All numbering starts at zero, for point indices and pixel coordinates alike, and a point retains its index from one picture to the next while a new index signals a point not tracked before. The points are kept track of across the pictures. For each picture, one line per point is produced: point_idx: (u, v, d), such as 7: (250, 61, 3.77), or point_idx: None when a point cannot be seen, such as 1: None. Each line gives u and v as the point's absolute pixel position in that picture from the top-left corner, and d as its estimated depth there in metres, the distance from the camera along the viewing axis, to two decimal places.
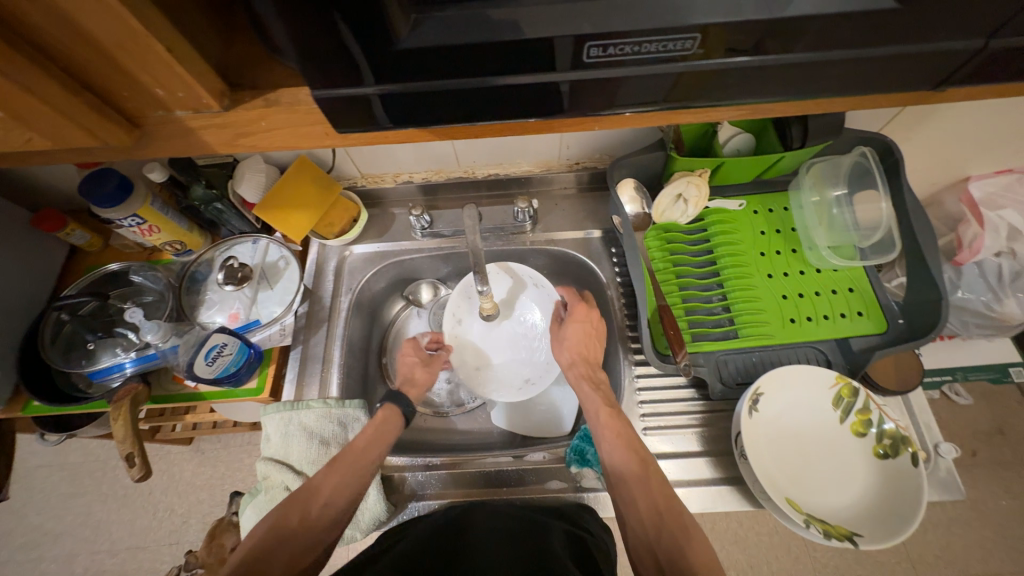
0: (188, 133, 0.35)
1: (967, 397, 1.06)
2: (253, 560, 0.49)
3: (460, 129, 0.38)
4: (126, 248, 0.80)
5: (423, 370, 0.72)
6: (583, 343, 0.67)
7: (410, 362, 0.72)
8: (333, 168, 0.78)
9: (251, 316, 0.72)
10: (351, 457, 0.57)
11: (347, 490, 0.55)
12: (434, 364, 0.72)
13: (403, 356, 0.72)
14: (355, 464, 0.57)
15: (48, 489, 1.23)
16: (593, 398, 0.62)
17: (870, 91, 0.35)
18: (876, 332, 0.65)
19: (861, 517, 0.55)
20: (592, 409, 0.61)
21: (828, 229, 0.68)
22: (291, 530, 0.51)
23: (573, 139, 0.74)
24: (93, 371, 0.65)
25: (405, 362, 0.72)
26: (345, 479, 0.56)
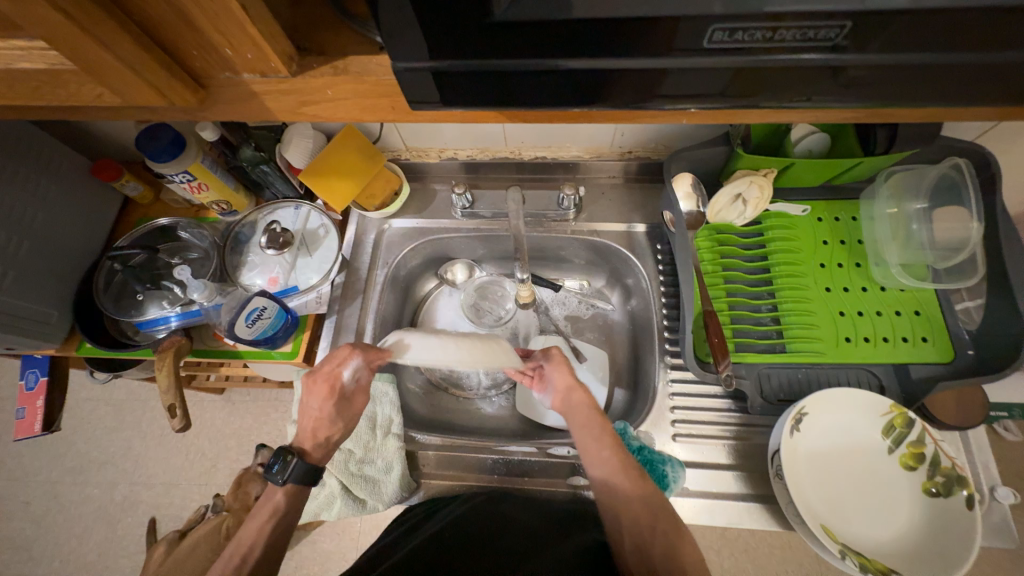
0: (252, 97, 0.34)
1: (1018, 434, 0.99)
2: None
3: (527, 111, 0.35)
4: (176, 203, 0.82)
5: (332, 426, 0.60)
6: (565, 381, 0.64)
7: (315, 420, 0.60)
8: (379, 139, 0.77)
9: (290, 282, 0.73)
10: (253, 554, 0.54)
11: None
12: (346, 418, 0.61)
13: (308, 414, 0.59)
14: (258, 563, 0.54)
15: (94, 421, 1.32)
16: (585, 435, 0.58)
17: (1001, 101, 0.30)
18: (941, 361, 0.60)
19: (901, 554, 0.52)
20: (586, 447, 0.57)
21: (902, 245, 0.63)
22: None
23: (629, 127, 0.69)
24: (142, 320, 0.69)
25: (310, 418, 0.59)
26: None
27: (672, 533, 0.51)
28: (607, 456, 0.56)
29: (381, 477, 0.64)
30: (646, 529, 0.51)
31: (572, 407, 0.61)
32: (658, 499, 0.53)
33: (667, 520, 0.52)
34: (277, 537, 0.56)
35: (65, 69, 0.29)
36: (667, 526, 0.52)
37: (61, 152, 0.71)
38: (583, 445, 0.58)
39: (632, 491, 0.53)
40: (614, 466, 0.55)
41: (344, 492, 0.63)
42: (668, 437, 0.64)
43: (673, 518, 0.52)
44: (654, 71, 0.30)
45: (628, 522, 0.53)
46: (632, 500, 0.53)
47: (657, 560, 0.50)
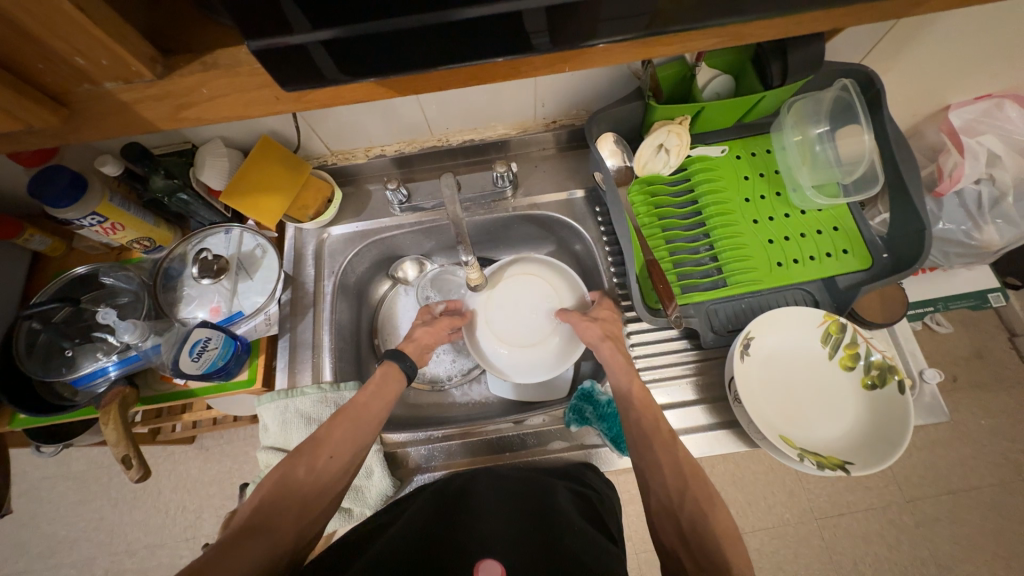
0: (122, 109, 0.33)
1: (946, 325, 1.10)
2: (254, 521, 0.47)
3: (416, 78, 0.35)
4: (92, 249, 0.76)
5: (425, 329, 0.69)
6: (611, 324, 0.66)
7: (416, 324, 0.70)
8: (299, 148, 0.75)
9: (234, 308, 0.70)
10: (361, 408, 0.57)
11: (353, 448, 0.54)
12: (437, 324, 0.69)
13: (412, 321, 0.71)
14: (362, 420, 0.56)
15: (56, 499, 1.23)
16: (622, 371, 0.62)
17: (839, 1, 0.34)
18: (861, 268, 0.65)
19: (851, 446, 0.57)
20: (623, 375, 0.61)
21: (812, 168, 0.67)
22: (297, 483, 0.50)
23: (547, 95, 0.70)
24: (77, 377, 0.64)
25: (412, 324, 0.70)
26: (355, 426, 0.56)
27: (700, 498, 0.51)
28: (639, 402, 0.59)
29: (364, 483, 0.63)
30: (674, 494, 0.51)
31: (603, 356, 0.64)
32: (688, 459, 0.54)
33: (695, 483, 0.52)
34: (378, 405, 0.58)
35: None
36: (693, 486, 0.52)
37: None
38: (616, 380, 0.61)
39: (659, 442, 0.55)
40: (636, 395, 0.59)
41: None
42: None
43: (705, 487, 0.52)
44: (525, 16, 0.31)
45: (650, 462, 0.54)
46: (655, 433, 0.56)
47: (683, 519, 0.50)
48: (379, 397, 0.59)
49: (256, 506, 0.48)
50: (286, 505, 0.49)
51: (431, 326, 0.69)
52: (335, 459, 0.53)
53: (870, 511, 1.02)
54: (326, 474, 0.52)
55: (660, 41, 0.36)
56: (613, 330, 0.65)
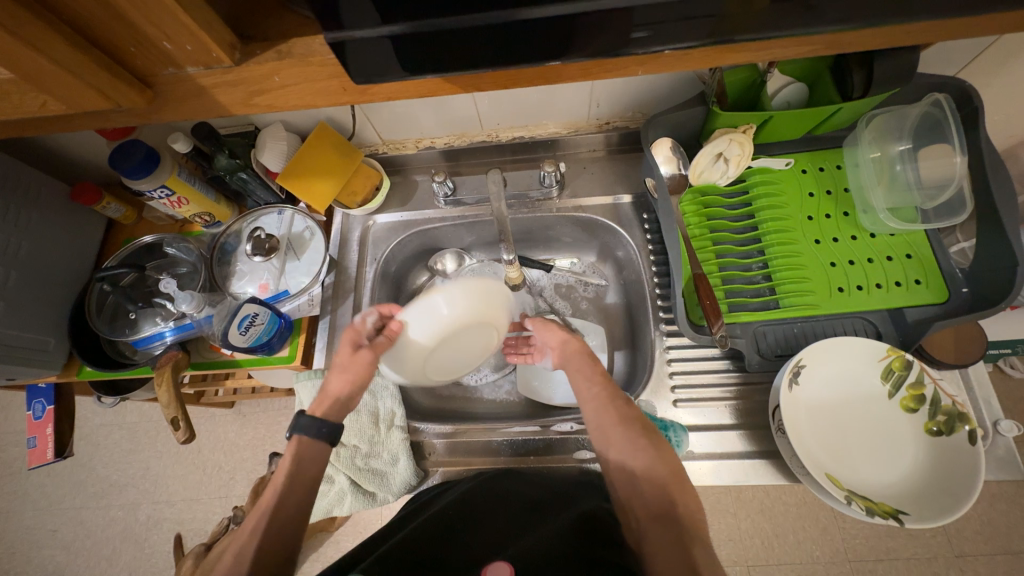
0: (201, 92, 0.35)
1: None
2: None
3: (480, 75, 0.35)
4: (158, 220, 0.81)
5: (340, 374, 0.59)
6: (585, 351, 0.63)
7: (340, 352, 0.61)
8: (354, 135, 0.76)
9: (280, 287, 0.73)
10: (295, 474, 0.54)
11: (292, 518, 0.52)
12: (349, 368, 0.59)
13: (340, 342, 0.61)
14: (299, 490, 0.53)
15: (111, 445, 1.34)
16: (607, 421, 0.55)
17: (952, 9, 0.30)
18: (936, 301, 0.60)
19: (906, 495, 0.52)
20: (603, 437, 0.54)
21: (888, 189, 0.62)
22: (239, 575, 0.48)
23: (603, 95, 0.68)
24: (137, 339, 0.68)
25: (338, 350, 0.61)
26: (293, 492, 0.53)
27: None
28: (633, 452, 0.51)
29: (388, 469, 0.64)
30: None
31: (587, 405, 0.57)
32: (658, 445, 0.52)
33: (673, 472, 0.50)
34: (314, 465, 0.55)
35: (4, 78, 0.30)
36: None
37: (39, 179, 0.71)
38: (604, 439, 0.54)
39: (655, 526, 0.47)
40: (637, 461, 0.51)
41: (353, 487, 0.63)
42: (669, 403, 0.64)
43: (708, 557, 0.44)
44: (593, 16, 0.30)
45: (612, 456, 0.53)
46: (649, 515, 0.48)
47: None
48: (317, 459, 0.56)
49: None
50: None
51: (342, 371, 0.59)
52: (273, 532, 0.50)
53: (915, 562, 0.94)
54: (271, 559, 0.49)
55: (737, 48, 0.34)
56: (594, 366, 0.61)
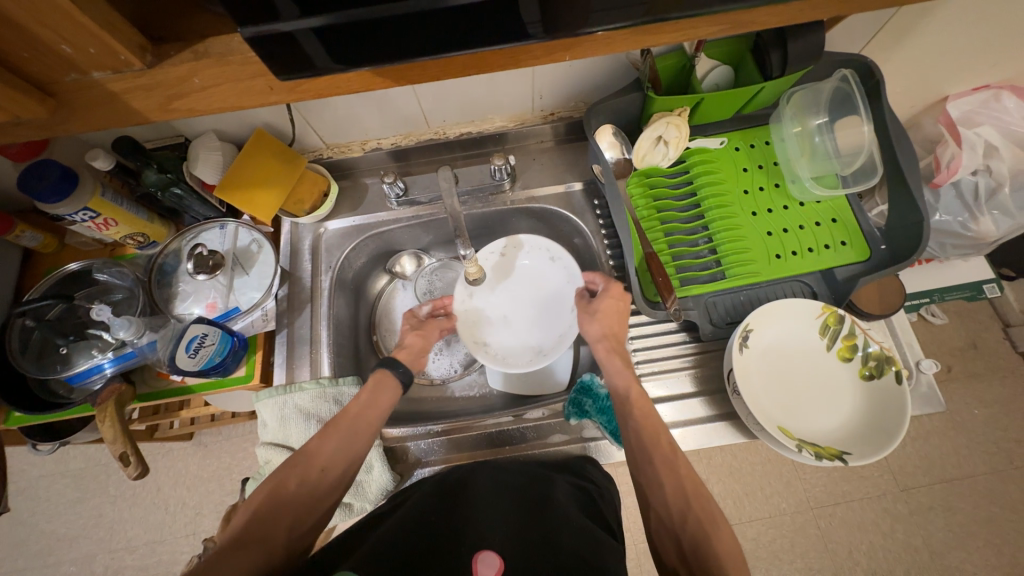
0: (112, 100, 0.33)
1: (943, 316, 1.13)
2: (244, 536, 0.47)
3: (417, 65, 0.35)
4: (84, 246, 0.75)
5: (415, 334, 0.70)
6: (613, 322, 0.64)
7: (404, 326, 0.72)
8: (295, 141, 0.74)
9: (230, 304, 0.70)
10: (352, 420, 0.57)
11: (342, 460, 0.55)
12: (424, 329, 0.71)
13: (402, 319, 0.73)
14: (352, 431, 0.56)
15: (55, 497, 1.22)
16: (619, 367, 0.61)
17: None
18: (860, 259, 0.66)
19: (848, 437, 0.57)
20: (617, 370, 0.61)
21: (811, 159, 0.67)
22: (288, 496, 0.50)
23: (545, 86, 0.69)
24: (71, 375, 0.63)
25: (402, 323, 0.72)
26: (343, 440, 0.56)
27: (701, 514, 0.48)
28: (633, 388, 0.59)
29: (364, 477, 0.63)
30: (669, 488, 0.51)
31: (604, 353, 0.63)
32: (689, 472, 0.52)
33: (699, 502, 0.49)
34: (367, 418, 0.58)
35: None
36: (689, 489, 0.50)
37: None
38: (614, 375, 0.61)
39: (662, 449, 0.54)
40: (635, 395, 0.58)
41: None
42: None
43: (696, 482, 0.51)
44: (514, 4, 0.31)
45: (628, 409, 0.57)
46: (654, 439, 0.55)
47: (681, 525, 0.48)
48: (375, 406, 0.59)
49: (239, 524, 0.48)
50: (273, 521, 0.49)
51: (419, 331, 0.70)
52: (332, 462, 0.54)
53: (866, 500, 1.03)
54: (318, 489, 0.52)
55: (656, 30, 0.35)
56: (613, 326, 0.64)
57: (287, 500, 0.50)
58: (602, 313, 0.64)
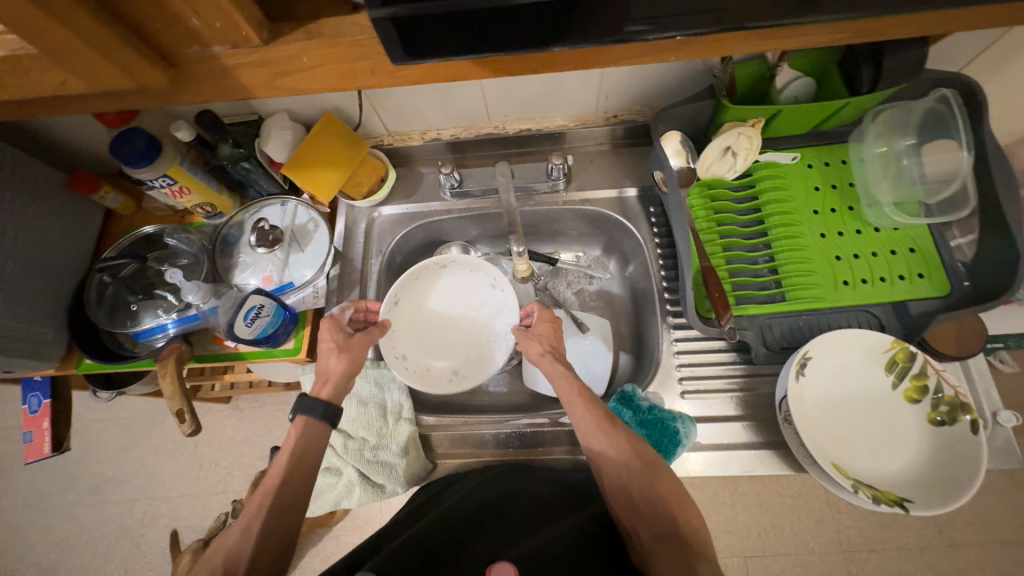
0: (226, 73, 0.35)
1: (1014, 364, 1.05)
2: None
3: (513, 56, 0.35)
4: (158, 210, 0.80)
5: (339, 357, 0.61)
6: (552, 338, 0.64)
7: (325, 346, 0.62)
8: (359, 126, 0.75)
9: (284, 279, 0.73)
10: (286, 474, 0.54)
11: (283, 518, 0.52)
12: (351, 348, 0.62)
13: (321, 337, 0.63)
14: (283, 486, 0.53)
15: (105, 441, 1.32)
16: (581, 406, 0.56)
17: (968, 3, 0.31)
18: (938, 295, 0.61)
19: (911, 484, 0.53)
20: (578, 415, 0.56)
21: (893, 183, 0.63)
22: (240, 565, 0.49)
23: (612, 88, 0.68)
24: (138, 331, 0.67)
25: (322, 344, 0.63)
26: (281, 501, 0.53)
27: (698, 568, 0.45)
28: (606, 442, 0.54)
29: (396, 461, 0.64)
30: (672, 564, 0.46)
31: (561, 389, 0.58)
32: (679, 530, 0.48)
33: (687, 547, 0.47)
34: (297, 469, 0.55)
35: (28, 55, 0.31)
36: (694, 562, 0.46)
37: (37, 168, 0.69)
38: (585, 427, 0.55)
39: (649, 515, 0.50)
40: (608, 447, 0.53)
41: (362, 479, 0.63)
42: (676, 395, 0.65)
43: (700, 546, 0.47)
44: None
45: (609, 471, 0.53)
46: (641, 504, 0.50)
47: None
48: (304, 457, 0.55)
49: None
50: None
51: (343, 352, 0.61)
52: (267, 531, 0.51)
53: (906, 552, 0.96)
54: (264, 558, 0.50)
55: (760, 35, 0.34)
56: (556, 345, 0.63)
57: (253, 538, 0.50)
58: (540, 332, 0.63)
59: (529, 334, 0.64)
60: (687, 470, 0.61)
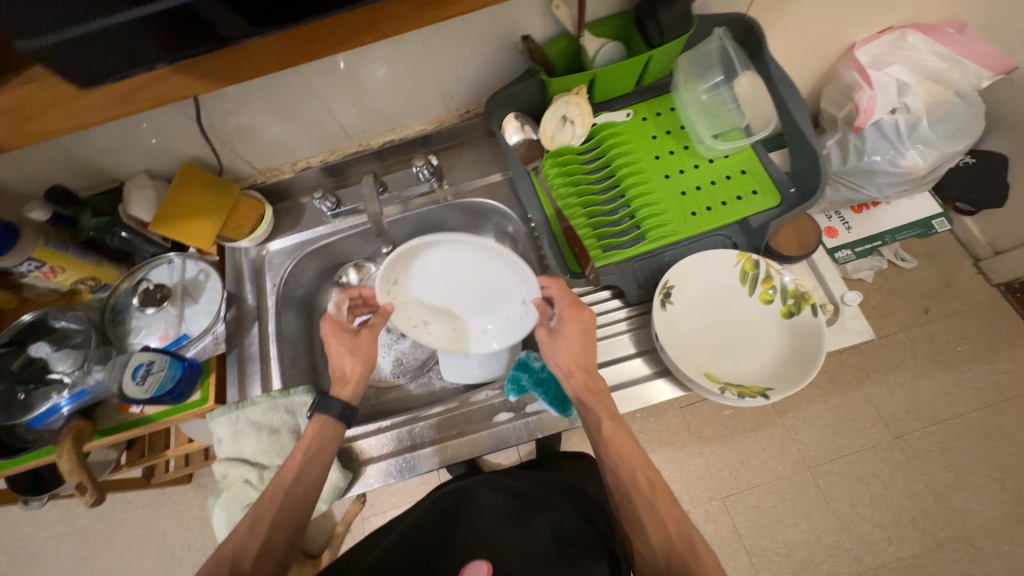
0: None
1: (911, 260, 1.26)
2: None
3: (226, 54, 0.42)
4: (43, 296, 0.78)
5: (351, 360, 0.66)
6: (575, 345, 0.61)
7: (337, 350, 0.66)
8: (225, 170, 0.77)
9: (182, 331, 0.73)
10: (291, 481, 0.58)
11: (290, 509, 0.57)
12: (360, 348, 0.66)
13: (327, 340, 0.66)
14: (293, 489, 0.58)
15: (64, 556, 1.24)
16: (594, 408, 0.59)
17: None
18: (773, 204, 0.68)
19: (771, 374, 0.59)
20: (592, 418, 0.59)
21: (711, 117, 0.70)
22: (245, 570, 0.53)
23: (451, 85, 0.73)
24: (32, 418, 0.65)
25: (333, 349, 0.66)
26: (287, 506, 0.57)
27: (687, 554, 0.50)
28: (614, 438, 0.58)
29: None
30: (659, 556, 0.51)
31: (578, 387, 0.60)
32: (675, 518, 0.53)
33: (683, 546, 0.50)
34: (309, 467, 0.59)
35: None
36: (681, 550, 0.50)
37: None
38: (591, 423, 0.59)
39: (642, 510, 0.54)
40: (617, 441, 0.58)
41: None
42: None
43: (684, 530, 0.52)
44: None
45: (612, 470, 0.57)
46: (641, 493, 0.55)
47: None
48: (316, 454, 0.60)
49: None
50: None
51: (355, 354, 0.66)
52: (273, 534, 0.55)
53: None
54: (277, 537, 0.55)
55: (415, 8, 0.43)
56: (587, 354, 0.61)
57: (256, 543, 0.54)
58: (563, 339, 0.61)
59: (558, 339, 0.62)
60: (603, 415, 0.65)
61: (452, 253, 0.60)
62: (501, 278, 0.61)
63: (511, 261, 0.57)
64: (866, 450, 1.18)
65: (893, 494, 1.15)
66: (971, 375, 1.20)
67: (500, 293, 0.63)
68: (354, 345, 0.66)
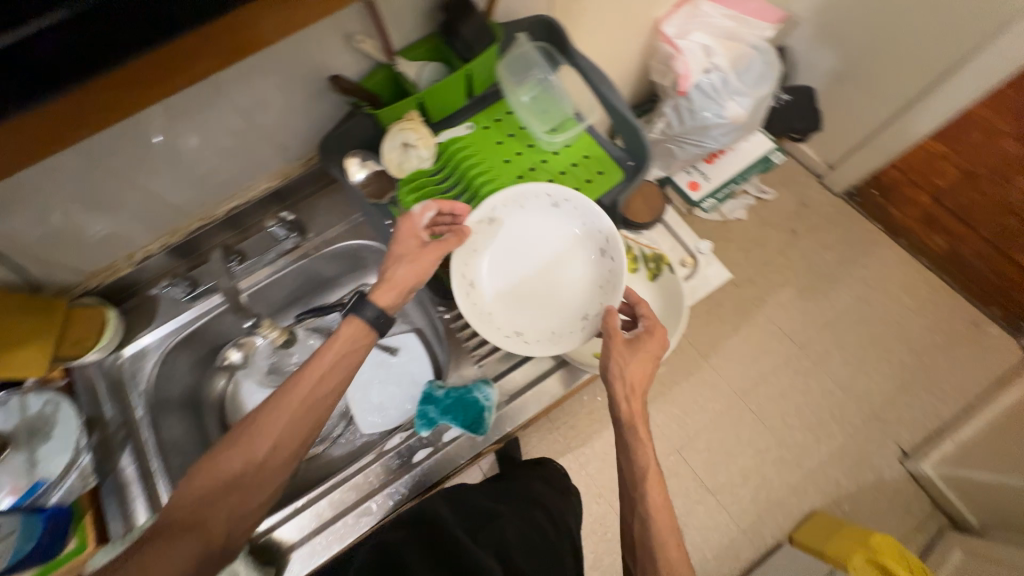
0: None
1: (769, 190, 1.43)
2: None
3: None
4: None
5: (422, 254, 0.64)
6: (638, 375, 0.62)
7: (407, 243, 0.64)
8: (43, 284, 0.68)
9: (36, 479, 0.62)
10: (312, 389, 0.58)
11: (289, 445, 0.56)
12: (422, 259, 0.64)
13: (401, 237, 0.64)
14: (299, 417, 0.57)
15: None
16: (638, 437, 0.61)
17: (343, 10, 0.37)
18: (619, 179, 0.73)
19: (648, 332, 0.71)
20: (639, 448, 0.61)
21: (542, 115, 0.75)
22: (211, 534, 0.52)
23: (283, 138, 0.70)
24: None
25: (402, 242, 0.64)
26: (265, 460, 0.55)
27: None
28: (649, 484, 0.59)
29: None
30: None
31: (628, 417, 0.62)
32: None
33: None
34: (304, 417, 0.57)
35: None
36: None
37: None
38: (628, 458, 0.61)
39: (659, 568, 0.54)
40: (653, 484, 0.59)
41: None
42: (474, 365, 0.70)
43: None
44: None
45: (638, 522, 0.58)
46: (665, 542, 0.56)
47: None
48: (324, 379, 0.59)
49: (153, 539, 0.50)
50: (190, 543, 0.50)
51: (411, 267, 0.64)
52: (254, 468, 0.55)
53: None
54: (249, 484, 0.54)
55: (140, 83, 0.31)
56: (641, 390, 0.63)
57: (225, 504, 0.53)
58: (632, 367, 0.61)
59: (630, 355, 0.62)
60: (515, 422, 0.67)
61: (559, 226, 0.69)
62: (568, 293, 0.69)
63: (577, 202, 0.66)
64: (780, 366, 1.31)
65: (811, 397, 1.28)
66: (840, 275, 1.37)
67: (582, 249, 0.69)
68: (416, 252, 0.64)
